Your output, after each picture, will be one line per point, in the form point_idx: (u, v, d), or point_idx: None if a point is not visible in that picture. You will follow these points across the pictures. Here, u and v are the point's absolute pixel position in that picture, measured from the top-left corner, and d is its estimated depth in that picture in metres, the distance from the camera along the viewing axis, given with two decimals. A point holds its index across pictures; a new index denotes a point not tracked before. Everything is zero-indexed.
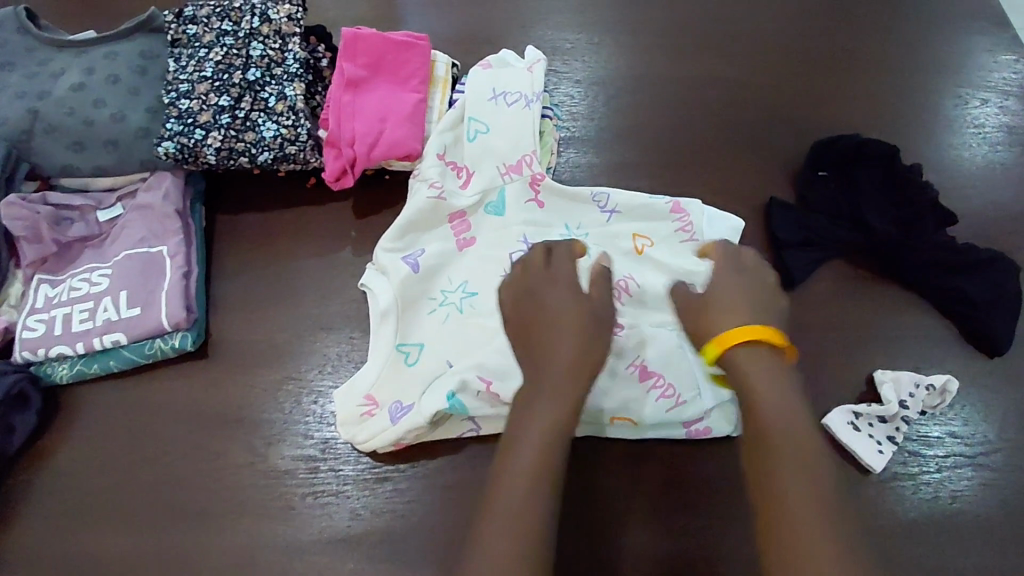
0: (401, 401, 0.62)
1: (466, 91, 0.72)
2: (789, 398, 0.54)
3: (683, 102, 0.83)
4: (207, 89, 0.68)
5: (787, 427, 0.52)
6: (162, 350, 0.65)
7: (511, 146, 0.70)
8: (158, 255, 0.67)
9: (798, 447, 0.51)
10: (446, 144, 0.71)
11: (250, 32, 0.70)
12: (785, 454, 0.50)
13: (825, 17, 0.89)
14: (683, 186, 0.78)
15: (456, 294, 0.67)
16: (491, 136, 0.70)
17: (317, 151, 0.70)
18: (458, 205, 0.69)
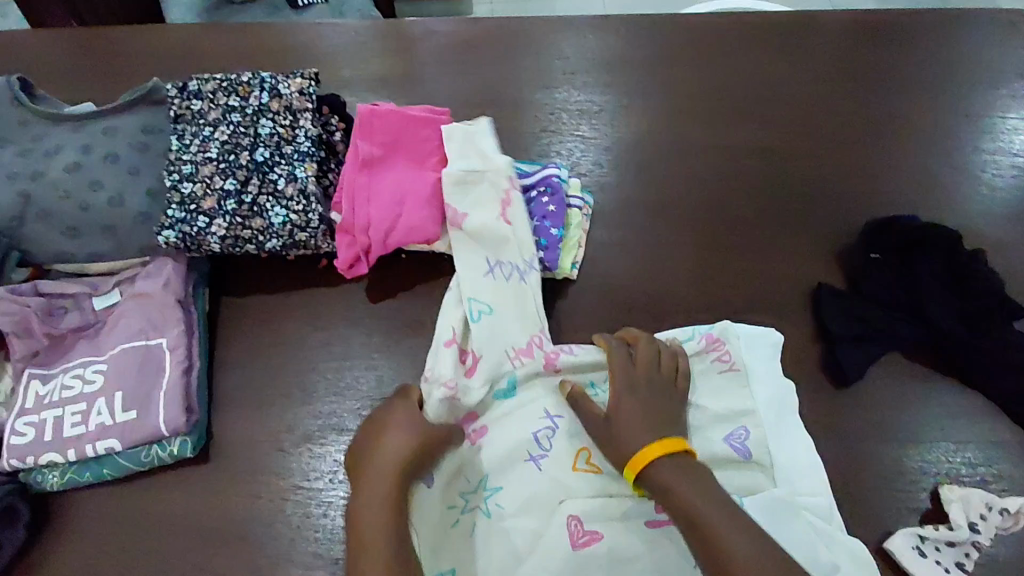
0: None
1: (460, 272, 0.63)
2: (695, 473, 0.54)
3: (719, 172, 0.78)
4: (212, 172, 0.63)
5: (703, 500, 0.52)
6: (159, 456, 0.60)
7: (519, 328, 0.62)
8: (157, 348, 0.62)
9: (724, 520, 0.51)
10: (449, 333, 0.61)
11: (259, 109, 0.65)
12: (716, 526, 0.50)
13: (869, 76, 0.83)
14: (721, 266, 0.72)
15: (478, 495, 0.58)
16: (495, 318, 0.62)
17: (329, 236, 0.65)
18: (473, 400, 0.59)
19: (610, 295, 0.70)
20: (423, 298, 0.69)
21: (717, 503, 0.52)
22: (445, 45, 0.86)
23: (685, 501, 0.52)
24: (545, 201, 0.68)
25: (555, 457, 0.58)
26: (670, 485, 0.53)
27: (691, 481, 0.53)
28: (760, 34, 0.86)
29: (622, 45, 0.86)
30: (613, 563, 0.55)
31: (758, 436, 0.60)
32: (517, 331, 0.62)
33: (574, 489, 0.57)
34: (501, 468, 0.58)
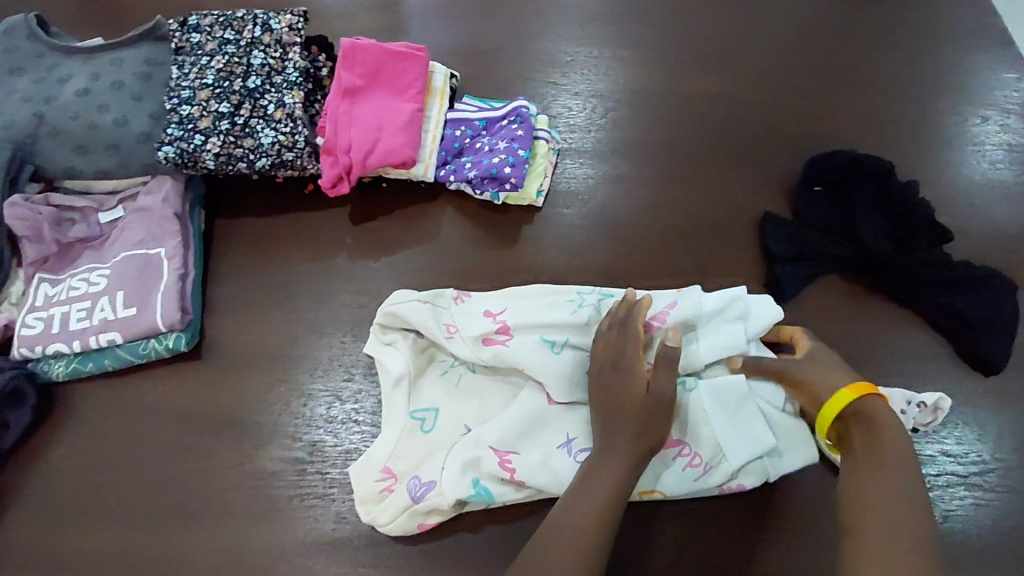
0: (420, 476, 0.60)
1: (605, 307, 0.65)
2: (909, 476, 0.52)
3: (680, 117, 0.83)
4: (208, 96, 0.69)
5: (893, 496, 0.51)
6: (156, 350, 0.66)
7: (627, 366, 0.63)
8: (155, 257, 0.68)
9: (897, 517, 0.50)
10: (440, 311, 0.66)
11: (252, 41, 0.71)
12: (883, 534, 0.49)
13: (827, 33, 0.89)
14: (678, 200, 0.78)
15: None
16: None
17: (315, 158, 0.71)
18: (454, 345, 0.64)
19: (575, 222, 0.76)
20: (402, 222, 0.75)
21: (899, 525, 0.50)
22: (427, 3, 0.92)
23: (879, 477, 0.52)
24: (514, 128, 0.74)
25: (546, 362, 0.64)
26: (879, 452, 0.54)
27: (883, 466, 0.53)
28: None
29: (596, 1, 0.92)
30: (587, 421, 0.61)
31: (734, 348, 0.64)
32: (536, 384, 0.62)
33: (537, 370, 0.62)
34: (475, 384, 0.64)
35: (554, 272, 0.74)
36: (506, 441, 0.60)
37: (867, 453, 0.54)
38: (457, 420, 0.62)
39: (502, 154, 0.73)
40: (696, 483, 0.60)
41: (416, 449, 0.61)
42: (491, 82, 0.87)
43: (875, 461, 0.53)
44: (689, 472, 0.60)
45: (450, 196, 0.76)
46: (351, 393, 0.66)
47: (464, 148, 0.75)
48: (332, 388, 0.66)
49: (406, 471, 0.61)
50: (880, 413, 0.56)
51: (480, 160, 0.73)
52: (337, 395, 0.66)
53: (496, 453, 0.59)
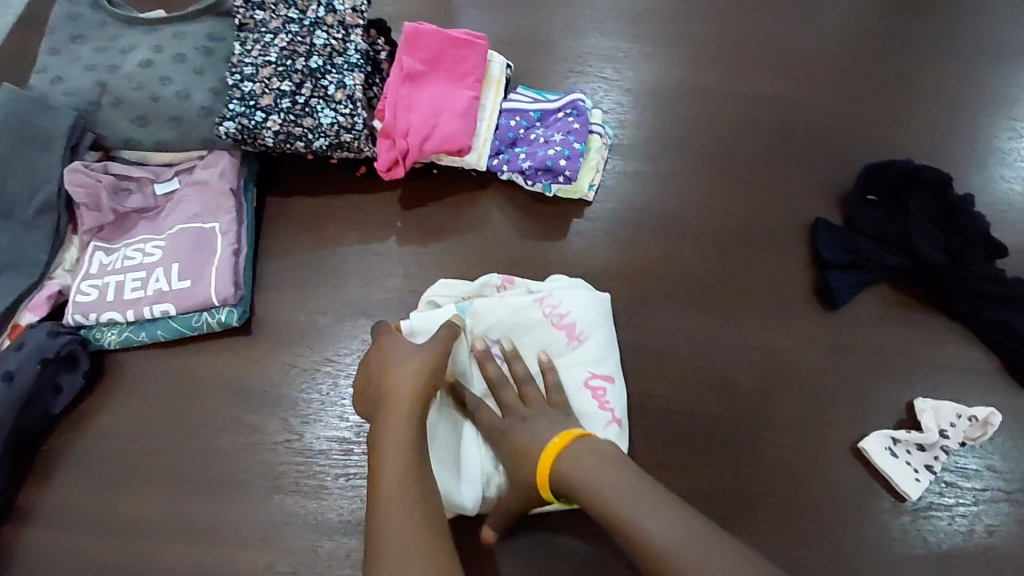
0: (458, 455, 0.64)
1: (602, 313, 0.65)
2: (623, 483, 0.52)
3: (731, 119, 0.83)
4: (270, 74, 0.70)
5: (632, 515, 0.49)
6: (208, 324, 0.67)
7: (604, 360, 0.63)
8: (210, 231, 0.68)
9: (642, 515, 0.49)
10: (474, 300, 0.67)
11: (316, 21, 0.71)
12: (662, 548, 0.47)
13: (880, 41, 0.88)
14: (727, 202, 0.78)
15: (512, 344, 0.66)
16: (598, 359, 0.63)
17: (372, 141, 0.71)
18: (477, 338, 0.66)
19: (623, 218, 0.76)
20: (451, 209, 0.75)
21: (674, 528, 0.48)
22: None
23: (610, 506, 0.51)
24: (570, 121, 0.74)
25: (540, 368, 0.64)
26: (589, 488, 0.52)
27: (639, 506, 0.50)
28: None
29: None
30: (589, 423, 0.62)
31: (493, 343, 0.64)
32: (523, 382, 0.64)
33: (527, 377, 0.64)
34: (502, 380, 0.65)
35: (600, 267, 0.74)
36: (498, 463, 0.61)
37: (592, 502, 0.52)
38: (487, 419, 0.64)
39: (558, 146, 0.72)
40: None
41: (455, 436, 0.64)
42: (543, 73, 0.87)
43: (599, 500, 0.51)
44: None
45: (500, 186, 0.76)
46: None
47: (518, 138, 0.75)
48: None
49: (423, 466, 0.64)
50: (567, 472, 0.54)
51: (536, 152, 0.73)
52: None
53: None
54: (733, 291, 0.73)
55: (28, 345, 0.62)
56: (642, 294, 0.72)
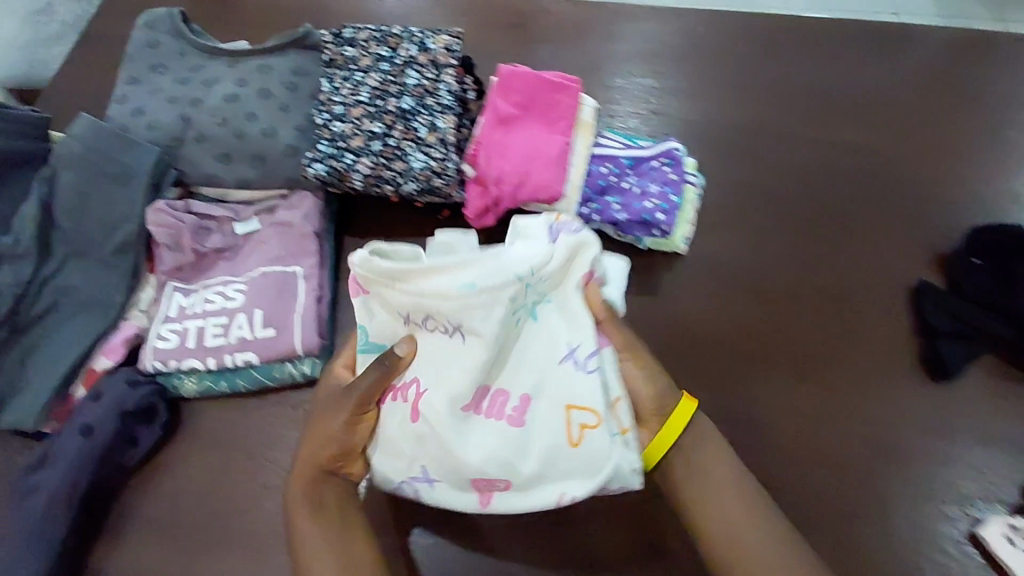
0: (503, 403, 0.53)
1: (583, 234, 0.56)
2: (728, 463, 0.56)
3: (826, 165, 0.79)
4: (361, 114, 0.67)
5: (720, 488, 0.55)
6: (290, 375, 0.64)
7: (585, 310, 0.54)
8: (293, 275, 0.66)
9: (738, 499, 0.54)
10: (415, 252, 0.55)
11: (408, 60, 0.69)
12: (741, 522, 0.53)
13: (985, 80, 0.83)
14: (827, 258, 0.74)
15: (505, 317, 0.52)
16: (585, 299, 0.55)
17: (462, 186, 0.68)
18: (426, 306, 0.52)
19: (714, 272, 0.73)
20: None
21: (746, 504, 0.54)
22: (562, 21, 0.89)
23: (709, 473, 0.55)
24: (667, 171, 0.71)
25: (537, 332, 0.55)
26: (700, 456, 0.56)
27: (727, 477, 0.55)
28: (876, 29, 0.86)
29: (736, 34, 0.87)
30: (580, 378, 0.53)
31: (454, 303, 0.51)
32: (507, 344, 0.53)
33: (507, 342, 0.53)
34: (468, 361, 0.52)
35: (694, 325, 0.71)
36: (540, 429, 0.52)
37: (694, 467, 0.56)
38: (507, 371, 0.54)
39: (654, 198, 0.70)
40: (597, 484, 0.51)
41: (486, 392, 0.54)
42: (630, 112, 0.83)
43: (700, 462, 0.56)
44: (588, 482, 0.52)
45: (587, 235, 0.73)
46: None
47: (609, 186, 0.72)
48: None
49: (417, 455, 0.54)
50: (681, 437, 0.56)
51: (630, 203, 0.70)
52: None
53: (496, 420, 0.53)
54: (833, 356, 0.69)
55: (107, 396, 0.60)
56: (739, 356, 0.69)
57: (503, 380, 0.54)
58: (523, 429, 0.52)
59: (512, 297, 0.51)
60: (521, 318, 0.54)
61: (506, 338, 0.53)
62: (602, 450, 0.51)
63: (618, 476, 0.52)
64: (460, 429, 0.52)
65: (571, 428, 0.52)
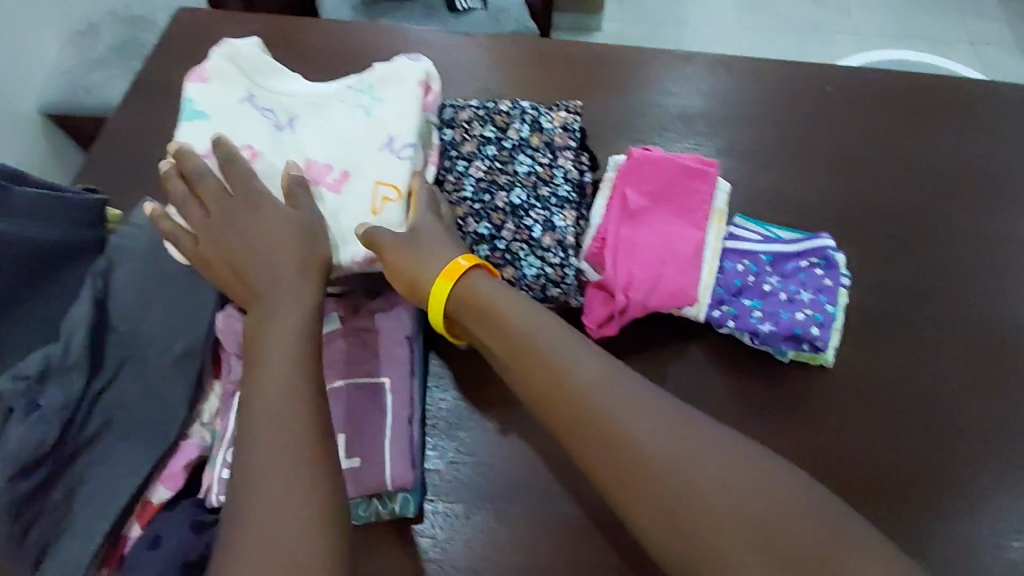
0: (333, 169, 0.56)
1: (401, 103, 0.58)
2: (641, 415, 0.45)
3: (990, 260, 0.67)
4: (464, 212, 0.57)
5: (693, 457, 0.43)
6: (377, 514, 0.54)
7: (397, 114, 0.58)
8: (380, 388, 0.57)
9: (673, 440, 0.44)
10: (278, 156, 0.57)
11: (518, 143, 0.59)
12: (659, 458, 0.44)
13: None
14: (1019, 377, 0.60)
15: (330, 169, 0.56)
16: (388, 118, 0.58)
17: (581, 291, 0.58)
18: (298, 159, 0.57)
19: (873, 384, 0.59)
20: (660, 364, 0.60)
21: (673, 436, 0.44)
22: (674, 88, 0.78)
23: (597, 428, 0.45)
24: (821, 275, 0.61)
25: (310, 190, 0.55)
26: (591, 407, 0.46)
27: (644, 418, 0.45)
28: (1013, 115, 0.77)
29: (865, 107, 0.77)
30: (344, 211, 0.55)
31: (303, 151, 0.57)
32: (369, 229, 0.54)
33: (341, 203, 0.55)
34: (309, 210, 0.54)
35: (875, 458, 0.56)
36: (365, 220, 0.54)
37: (574, 419, 0.46)
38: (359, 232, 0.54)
39: (807, 308, 0.59)
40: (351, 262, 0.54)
41: None
42: (759, 186, 0.71)
43: (578, 411, 0.46)
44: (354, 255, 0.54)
45: (719, 340, 0.61)
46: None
47: (745, 287, 0.62)
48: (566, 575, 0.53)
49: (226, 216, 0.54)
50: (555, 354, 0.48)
51: (775, 312, 0.60)
52: None
53: (316, 184, 0.56)
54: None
55: (167, 542, 0.50)
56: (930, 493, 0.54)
57: (330, 156, 0.57)
58: (338, 194, 0.55)
59: (386, 131, 0.57)
60: (350, 105, 0.59)
61: (336, 117, 0.59)
62: None
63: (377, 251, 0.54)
64: (280, 188, 0.56)
65: (330, 196, 0.55)
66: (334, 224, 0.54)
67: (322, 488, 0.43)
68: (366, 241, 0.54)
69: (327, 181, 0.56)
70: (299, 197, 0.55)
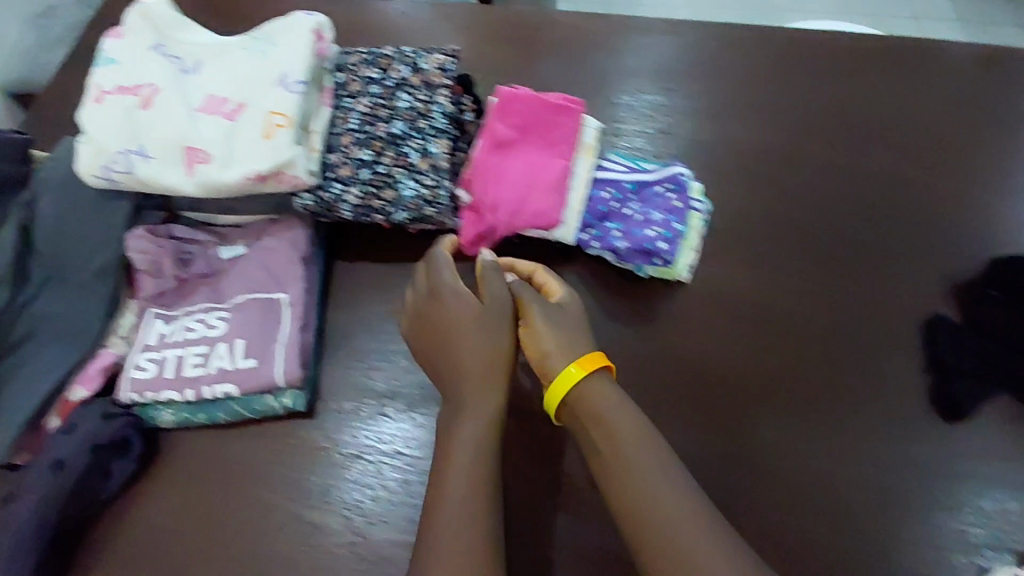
0: (231, 103, 0.63)
1: (297, 47, 0.64)
2: (663, 474, 0.51)
3: (846, 182, 0.73)
4: (349, 141, 0.64)
5: (643, 473, 0.51)
6: (272, 408, 0.62)
7: (292, 56, 0.64)
8: (277, 302, 0.64)
9: (645, 452, 0.52)
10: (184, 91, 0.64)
11: (400, 81, 0.66)
12: (636, 466, 0.51)
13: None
14: (850, 286, 0.68)
15: (227, 102, 0.63)
16: (285, 58, 0.64)
17: (455, 213, 0.65)
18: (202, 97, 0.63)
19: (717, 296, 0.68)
20: None
21: (655, 458, 0.52)
22: (573, 26, 0.82)
23: (624, 457, 0.52)
24: (670, 198, 0.69)
25: (208, 121, 0.62)
26: (604, 420, 0.53)
27: (632, 441, 0.52)
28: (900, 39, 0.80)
29: (756, 36, 0.81)
30: (238, 138, 0.61)
31: (205, 89, 0.64)
32: (259, 152, 0.60)
33: (236, 131, 0.61)
34: (205, 137, 0.61)
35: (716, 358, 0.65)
36: (255, 144, 0.60)
37: (609, 444, 0.53)
38: (249, 154, 0.60)
39: (657, 226, 0.67)
40: (242, 180, 0.60)
41: (173, 169, 0.61)
42: (639, 120, 0.77)
43: (615, 439, 0.52)
44: (244, 173, 0.60)
45: (590, 260, 0.69)
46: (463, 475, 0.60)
47: (610, 212, 0.69)
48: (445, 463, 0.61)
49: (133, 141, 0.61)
50: (585, 389, 0.55)
51: (631, 231, 0.67)
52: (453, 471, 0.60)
53: (215, 115, 0.62)
54: (865, 397, 0.64)
55: (81, 428, 0.58)
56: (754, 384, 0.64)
57: (230, 93, 0.63)
58: (233, 123, 0.62)
59: (281, 71, 0.63)
60: (254, 49, 0.66)
61: (241, 60, 0.65)
62: (197, 174, 0.60)
63: (264, 171, 0.59)
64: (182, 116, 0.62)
65: (226, 125, 0.61)
66: (227, 148, 0.60)
67: (473, 536, 0.50)
68: (254, 159, 0.60)
69: (224, 113, 0.62)
70: (198, 125, 0.61)
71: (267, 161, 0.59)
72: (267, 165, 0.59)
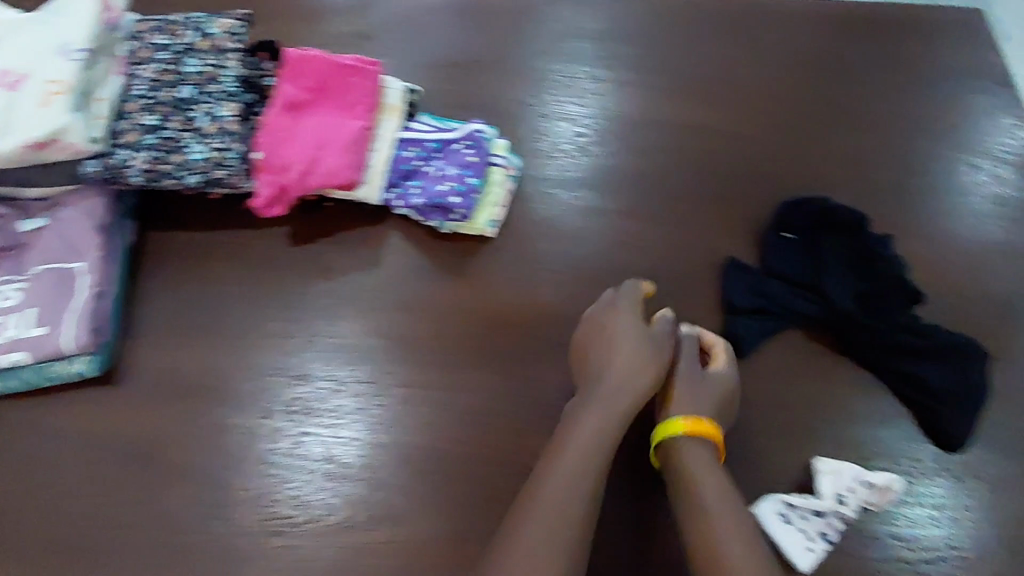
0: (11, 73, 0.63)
1: (82, 19, 0.66)
2: (726, 492, 0.56)
3: (648, 140, 0.77)
4: (138, 108, 0.65)
5: (719, 495, 0.55)
6: (67, 372, 0.65)
7: (76, 27, 0.65)
8: (73, 273, 0.65)
9: (706, 473, 0.57)
10: None
11: (188, 48, 0.67)
12: (704, 484, 0.56)
13: (841, 63, 0.81)
14: (645, 238, 0.72)
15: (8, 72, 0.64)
16: (69, 30, 0.65)
17: (250, 175, 0.66)
18: None
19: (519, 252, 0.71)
20: (342, 245, 0.71)
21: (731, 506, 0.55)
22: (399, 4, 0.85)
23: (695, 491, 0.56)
24: (465, 154, 0.70)
25: None
26: (689, 472, 0.57)
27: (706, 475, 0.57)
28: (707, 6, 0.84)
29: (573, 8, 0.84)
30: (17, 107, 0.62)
31: None
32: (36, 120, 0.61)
33: (14, 100, 0.62)
34: None
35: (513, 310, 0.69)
36: (33, 113, 0.61)
37: (683, 486, 0.57)
38: (26, 122, 0.61)
39: (451, 181, 0.69)
40: (20, 148, 0.61)
41: None
42: (457, 89, 0.80)
43: (689, 479, 0.57)
44: (22, 141, 0.61)
45: (398, 222, 0.72)
46: (330, 419, 0.64)
47: (414, 171, 0.71)
48: (306, 415, 0.65)
49: None
50: (685, 449, 0.59)
51: (428, 187, 0.69)
52: (317, 420, 0.64)
53: None
54: None
55: None
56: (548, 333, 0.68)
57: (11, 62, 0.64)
58: (12, 92, 0.63)
59: (63, 41, 0.65)
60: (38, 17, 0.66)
61: (25, 29, 0.66)
62: None
63: (42, 138, 0.61)
64: None
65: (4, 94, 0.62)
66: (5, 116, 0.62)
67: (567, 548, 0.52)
68: (32, 127, 0.61)
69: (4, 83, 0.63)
70: None
71: (46, 129, 0.61)
72: (44, 133, 0.61)
